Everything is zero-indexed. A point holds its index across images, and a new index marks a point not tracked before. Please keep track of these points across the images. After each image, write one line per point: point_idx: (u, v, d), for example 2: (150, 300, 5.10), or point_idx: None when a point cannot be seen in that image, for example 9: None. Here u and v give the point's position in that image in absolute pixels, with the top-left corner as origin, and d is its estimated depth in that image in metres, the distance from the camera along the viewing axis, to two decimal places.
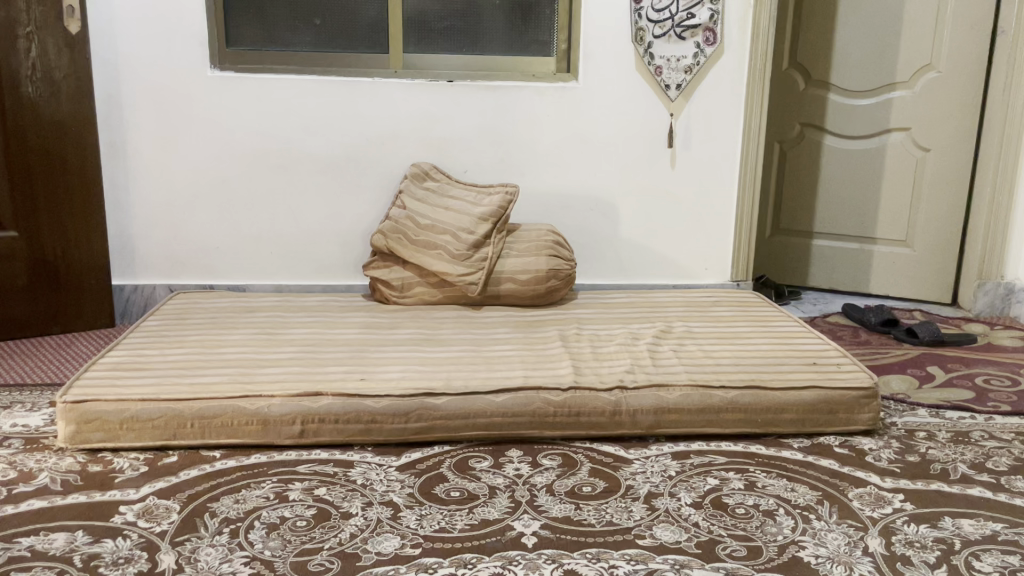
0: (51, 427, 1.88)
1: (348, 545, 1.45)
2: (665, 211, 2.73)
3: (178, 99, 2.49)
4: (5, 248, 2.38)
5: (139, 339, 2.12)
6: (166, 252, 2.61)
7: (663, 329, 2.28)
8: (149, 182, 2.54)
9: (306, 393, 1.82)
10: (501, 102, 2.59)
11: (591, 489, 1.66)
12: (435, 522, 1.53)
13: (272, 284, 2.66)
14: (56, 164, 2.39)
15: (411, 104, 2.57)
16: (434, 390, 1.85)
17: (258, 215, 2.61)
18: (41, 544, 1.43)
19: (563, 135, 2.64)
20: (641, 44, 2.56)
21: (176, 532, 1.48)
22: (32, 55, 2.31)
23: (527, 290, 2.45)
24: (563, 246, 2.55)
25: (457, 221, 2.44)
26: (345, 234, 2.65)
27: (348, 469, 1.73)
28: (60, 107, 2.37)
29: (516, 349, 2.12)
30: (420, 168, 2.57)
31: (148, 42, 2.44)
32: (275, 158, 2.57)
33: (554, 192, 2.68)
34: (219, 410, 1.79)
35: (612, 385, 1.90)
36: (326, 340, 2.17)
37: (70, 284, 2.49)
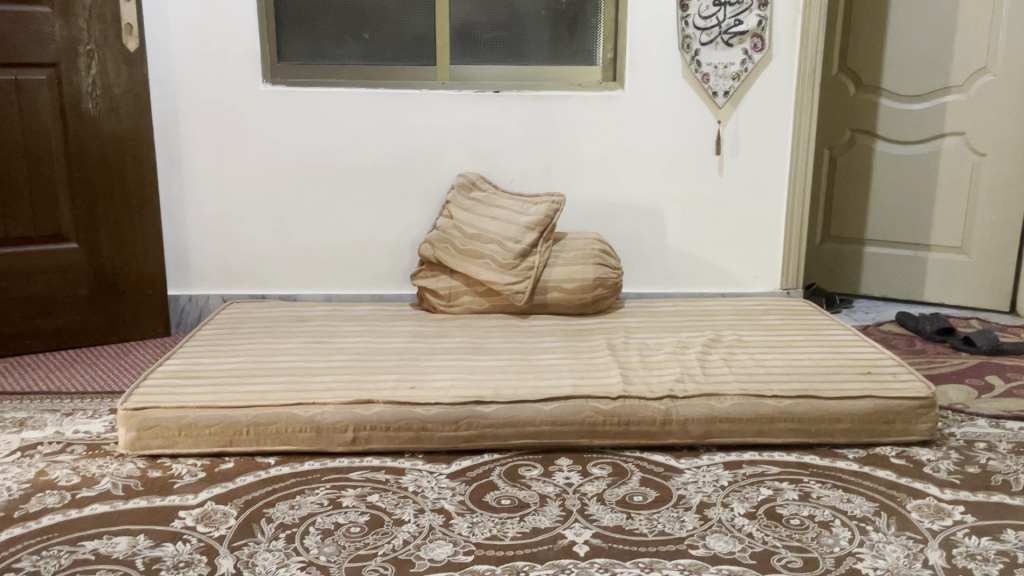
0: (112, 434, 1.93)
1: (401, 551, 1.47)
2: (712, 220, 2.71)
3: (232, 113, 2.55)
4: (67, 260, 2.45)
5: (195, 347, 2.17)
6: (219, 263, 2.66)
7: (713, 338, 2.26)
8: (203, 195, 2.60)
9: (358, 400, 1.85)
10: (547, 111, 2.60)
11: (642, 499, 1.65)
12: (486, 530, 1.54)
13: (322, 293, 2.71)
14: (114, 178, 2.46)
15: (458, 114, 2.59)
16: (484, 398, 1.86)
17: (308, 225, 2.65)
18: (104, 547, 1.47)
19: (609, 144, 2.63)
20: (688, 51, 2.56)
21: (234, 537, 1.51)
22: (92, 73, 2.38)
23: (575, 299, 2.45)
24: (611, 255, 2.54)
25: (505, 229, 2.45)
26: (394, 244, 2.68)
27: (400, 476, 1.75)
28: (119, 123, 2.44)
29: (564, 358, 2.12)
30: (467, 178, 2.59)
31: (204, 59, 2.50)
32: (325, 170, 2.61)
33: (599, 200, 2.67)
34: (273, 417, 1.82)
35: (662, 394, 1.89)
36: (376, 349, 2.19)
37: (127, 295, 2.55)
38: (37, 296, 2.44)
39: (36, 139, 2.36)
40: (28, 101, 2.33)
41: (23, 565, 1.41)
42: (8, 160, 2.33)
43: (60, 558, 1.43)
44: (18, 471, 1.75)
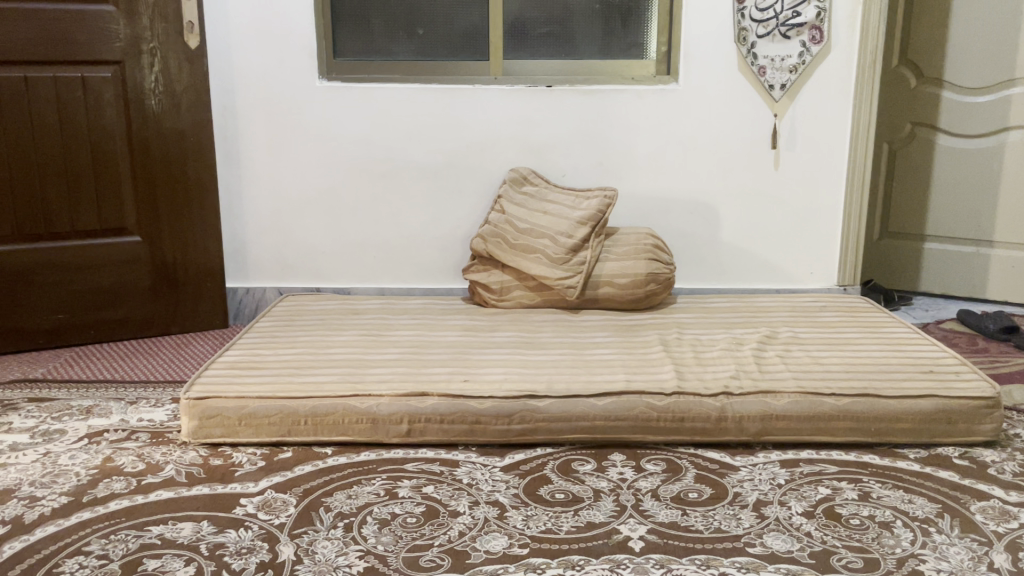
0: (174, 422, 1.98)
1: (457, 543, 1.48)
2: (766, 215, 2.67)
3: (290, 109, 2.59)
4: (130, 253, 2.52)
5: (253, 339, 2.21)
6: (276, 257, 2.71)
7: (768, 334, 2.23)
8: (261, 190, 2.65)
9: (413, 392, 1.87)
10: (601, 105, 2.59)
11: (697, 495, 1.64)
12: (541, 523, 1.55)
13: (376, 287, 2.74)
14: (176, 173, 2.52)
15: (511, 109, 2.60)
16: (537, 392, 1.87)
17: (363, 220, 2.68)
18: (170, 532, 1.51)
19: (663, 138, 2.62)
20: (744, 44, 2.53)
21: (294, 525, 1.54)
22: (155, 70, 2.44)
23: (627, 294, 2.44)
24: (664, 250, 2.52)
25: (556, 225, 2.45)
26: (446, 239, 2.70)
27: (454, 468, 1.77)
28: (180, 119, 2.50)
29: (617, 353, 2.11)
30: (519, 173, 2.59)
31: (262, 55, 2.55)
32: (379, 166, 2.64)
33: (652, 195, 2.66)
34: (330, 408, 1.85)
35: (717, 391, 1.87)
36: (429, 342, 2.21)
37: (187, 288, 2.61)
38: (101, 287, 2.51)
39: (101, 135, 2.42)
40: (93, 98, 2.39)
41: (92, 548, 1.46)
42: (75, 156, 2.40)
43: (128, 542, 1.48)
44: (86, 457, 1.80)
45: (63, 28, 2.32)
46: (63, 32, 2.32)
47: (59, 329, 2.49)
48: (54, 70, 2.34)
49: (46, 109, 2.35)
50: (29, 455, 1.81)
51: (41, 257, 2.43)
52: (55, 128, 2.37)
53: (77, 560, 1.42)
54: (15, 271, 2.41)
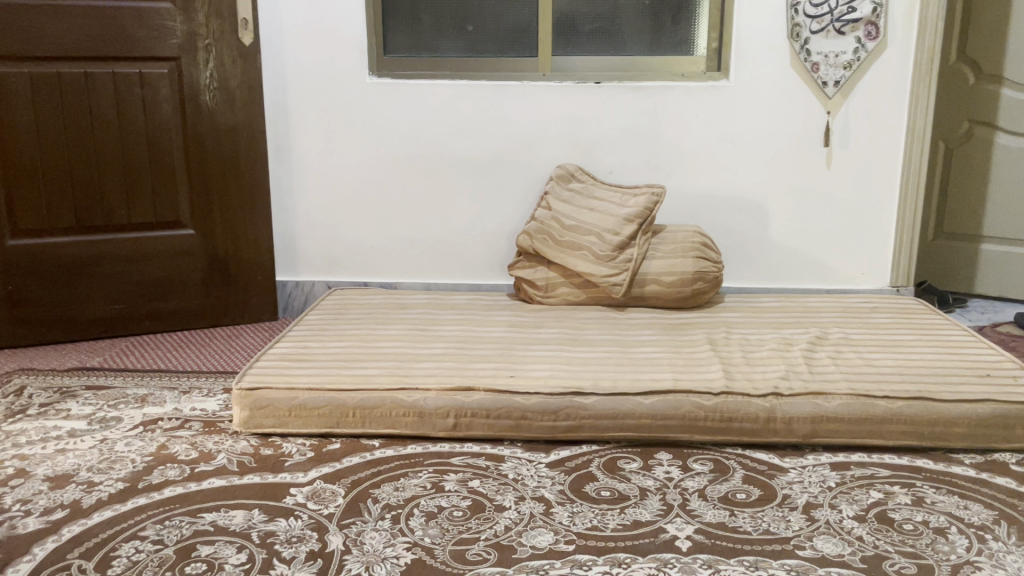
0: (226, 412, 2.02)
1: (504, 537, 1.49)
2: (818, 214, 2.63)
3: (340, 104, 2.62)
4: (183, 246, 2.57)
5: (302, 332, 2.24)
6: (325, 251, 2.75)
7: (818, 335, 2.20)
8: (311, 185, 2.69)
9: (459, 387, 1.88)
10: (650, 102, 2.57)
11: (745, 496, 1.63)
12: (587, 520, 1.54)
13: (422, 282, 2.76)
14: (229, 168, 2.57)
15: (559, 105, 2.59)
16: (583, 389, 1.86)
17: (410, 215, 2.70)
18: (222, 519, 1.54)
19: (712, 135, 2.59)
20: (798, 40, 2.49)
21: (342, 515, 1.56)
22: (210, 66, 2.48)
23: (674, 292, 2.42)
24: (712, 248, 2.50)
25: (603, 222, 2.45)
26: (492, 235, 2.71)
27: (499, 463, 1.77)
28: (234, 114, 2.54)
29: (664, 352, 2.10)
30: (566, 169, 2.59)
31: (313, 52, 2.58)
32: (427, 161, 2.66)
33: (700, 192, 2.63)
34: (378, 401, 1.87)
35: (766, 391, 1.85)
36: (475, 337, 2.22)
37: (238, 281, 2.66)
38: (156, 279, 2.57)
39: (157, 130, 2.47)
40: (150, 94, 2.44)
41: (148, 533, 1.49)
42: (132, 150, 2.46)
43: (182, 528, 1.51)
44: (141, 444, 1.85)
45: (121, 25, 2.37)
46: (122, 28, 2.37)
47: (115, 320, 2.56)
48: (112, 66, 2.40)
49: (105, 104, 2.41)
50: (87, 441, 1.86)
51: (99, 249, 2.49)
52: (113, 123, 2.43)
53: (133, 544, 1.46)
54: (74, 261, 2.47)
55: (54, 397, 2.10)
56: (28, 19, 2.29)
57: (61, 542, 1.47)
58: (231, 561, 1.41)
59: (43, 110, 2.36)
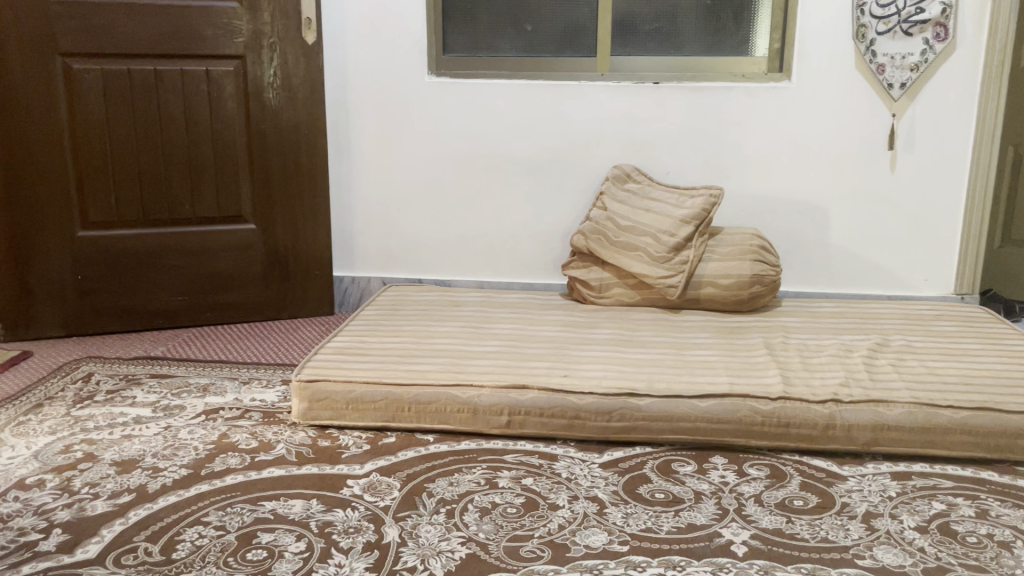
0: (284, 403, 2.06)
1: (558, 535, 1.49)
2: (879, 218, 2.58)
3: (398, 102, 2.65)
4: (245, 240, 2.63)
5: (359, 326, 2.28)
6: (381, 247, 2.79)
7: (879, 342, 2.15)
8: (369, 182, 2.73)
9: (514, 385, 1.89)
10: (709, 103, 2.55)
11: (802, 503, 1.60)
12: (641, 522, 1.54)
13: (476, 280, 2.78)
14: (290, 165, 2.61)
15: (616, 106, 2.59)
16: (638, 391, 1.86)
17: (466, 213, 2.72)
18: (282, 508, 1.57)
19: (772, 137, 2.56)
20: (863, 41, 2.44)
21: (398, 508, 1.58)
22: (274, 65, 2.53)
23: (730, 295, 2.40)
24: (770, 251, 2.46)
25: (659, 223, 2.43)
26: (547, 234, 2.71)
27: (553, 462, 1.78)
28: (297, 111, 2.58)
29: (719, 355, 2.08)
30: (622, 170, 2.58)
31: (374, 51, 2.62)
32: (483, 160, 2.67)
33: (759, 194, 2.60)
34: (433, 396, 1.89)
35: (825, 398, 1.82)
36: (529, 336, 2.23)
37: (297, 275, 2.71)
38: (218, 272, 2.63)
39: (222, 126, 2.53)
40: (215, 91, 2.50)
41: (211, 519, 1.53)
42: (197, 146, 2.52)
43: (243, 515, 1.54)
44: (204, 432, 1.90)
45: (190, 23, 2.43)
46: (189, 27, 2.43)
47: (179, 311, 2.63)
48: (180, 63, 2.46)
49: (173, 101, 2.47)
50: (152, 427, 1.91)
51: (165, 242, 2.56)
52: (180, 120, 2.49)
53: (196, 529, 1.50)
54: (140, 253, 2.55)
55: (120, 385, 2.17)
56: (102, 17, 2.36)
57: (128, 525, 1.51)
58: (290, 549, 1.44)
59: (115, 106, 2.43)
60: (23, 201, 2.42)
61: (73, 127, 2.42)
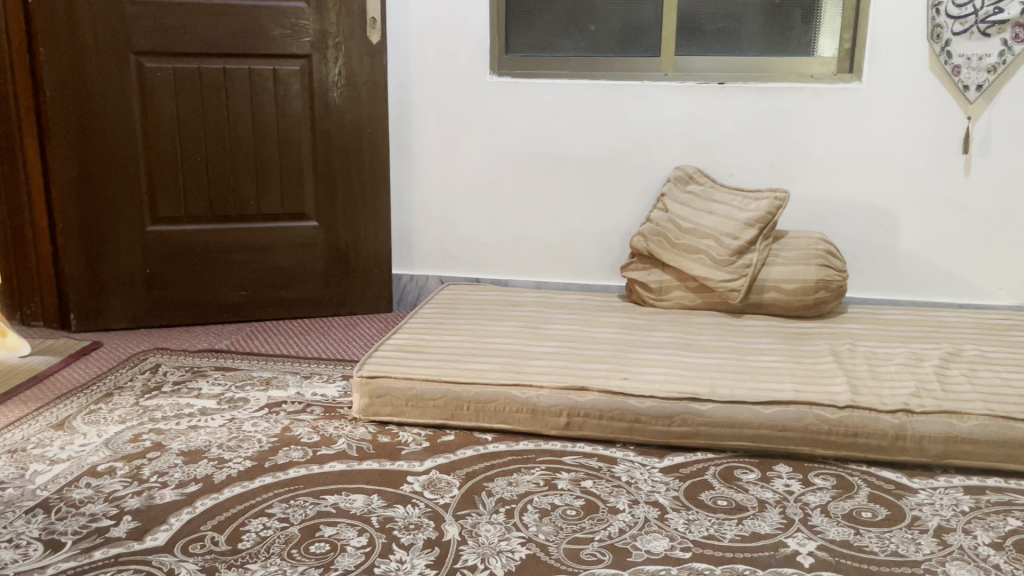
0: (345, 399, 2.09)
1: (618, 539, 1.48)
2: (951, 224, 2.51)
3: (461, 102, 2.66)
4: (307, 237, 2.67)
5: (419, 324, 2.29)
6: (440, 246, 2.80)
7: (951, 351, 2.09)
8: (430, 182, 2.74)
9: (574, 386, 1.88)
10: (776, 104, 2.51)
11: (871, 515, 1.56)
12: (704, 528, 1.51)
13: (534, 280, 2.78)
14: (353, 163, 2.64)
15: (679, 106, 2.56)
16: (700, 395, 1.83)
17: (525, 213, 2.72)
18: (344, 502, 1.59)
19: (840, 140, 2.50)
20: (938, 41, 2.37)
21: (458, 506, 1.58)
22: (339, 64, 2.56)
23: (794, 300, 2.35)
24: (836, 256, 2.41)
25: (722, 226, 2.39)
26: (606, 235, 2.69)
27: (613, 465, 1.76)
28: (360, 110, 2.60)
29: (784, 361, 2.04)
30: (684, 172, 2.55)
31: (437, 51, 2.63)
32: (544, 161, 2.67)
33: (824, 198, 2.55)
34: (492, 395, 1.89)
35: (895, 408, 1.77)
36: (588, 337, 2.22)
37: (357, 272, 2.74)
38: (280, 268, 2.67)
39: (287, 124, 2.57)
40: (282, 90, 2.55)
41: (275, 511, 1.55)
42: (264, 143, 2.57)
43: (306, 509, 1.56)
44: (267, 425, 1.93)
45: (259, 23, 2.47)
46: (259, 27, 2.48)
47: (242, 305, 2.68)
48: (249, 62, 2.51)
49: (242, 99, 2.52)
50: (217, 419, 1.95)
51: (230, 237, 2.61)
52: (248, 118, 2.54)
53: (261, 521, 1.52)
54: (206, 249, 2.60)
55: (186, 376, 2.22)
56: (174, 17, 2.42)
57: (195, 514, 1.54)
58: (352, 543, 1.46)
59: (185, 104, 2.49)
60: (96, 195, 2.49)
61: (145, 124, 2.49)
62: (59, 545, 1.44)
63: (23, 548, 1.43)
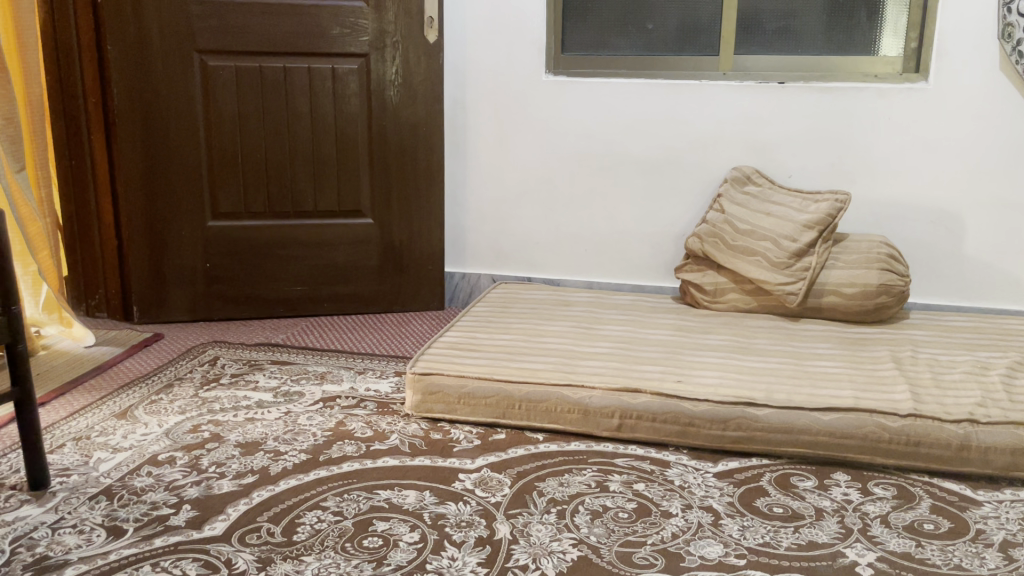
0: (397, 395, 2.10)
1: (671, 544, 1.46)
2: (1020, 228, 2.42)
3: (516, 101, 2.66)
4: (362, 234, 2.70)
5: (471, 322, 2.30)
6: (493, 245, 2.81)
7: (1019, 360, 2.02)
8: (484, 180, 2.75)
9: (627, 388, 1.86)
10: (837, 104, 2.45)
11: (933, 527, 1.52)
12: (759, 536, 1.49)
13: (586, 280, 2.77)
14: (408, 160, 2.66)
15: (738, 106, 2.52)
16: (756, 400, 1.80)
17: (578, 213, 2.71)
18: (396, 497, 1.60)
19: (905, 140, 2.44)
20: (1009, 41, 2.28)
21: (509, 505, 1.58)
22: (396, 64, 2.58)
23: (854, 305, 2.29)
24: (899, 260, 2.34)
25: (780, 227, 2.35)
26: (660, 235, 2.67)
27: (665, 469, 1.74)
28: (416, 109, 2.62)
29: (842, 367, 1.99)
30: (742, 172, 2.51)
31: (494, 49, 2.63)
32: (598, 160, 2.65)
33: (886, 201, 2.49)
34: (544, 395, 1.89)
35: (960, 417, 1.72)
36: (642, 338, 2.20)
37: (410, 270, 2.76)
38: (336, 264, 2.71)
39: (345, 123, 2.61)
40: (340, 89, 2.58)
41: (329, 504, 1.57)
42: (321, 140, 2.60)
43: (359, 503, 1.58)
44: (322, 419, 1.95)
45: (318, 23, 2.51)
46: (318, 26, 2.51)
47: (298, 300, 2.72)
48: (309, 61, 2.54)
49: (301, 98, 2.56)
50: (274, 412, 1.98)
51: (287, 233, 2.65)
52: (306, 117, 2.58)
53: (316, 513, 1.54)
54: (264, 244, 2.65)
55: (244, 369, 2.26)
56: (237, 16, 2.46)
57: (251, 505, 1.57)
58: (404, 538, 1.47)
59: (246, 102, 2.54)
60: (160, 191, 2.56)
61: (207, 122, 2.54)
62: (121, 531, 1.48)
63: (87, 534, 1.47)
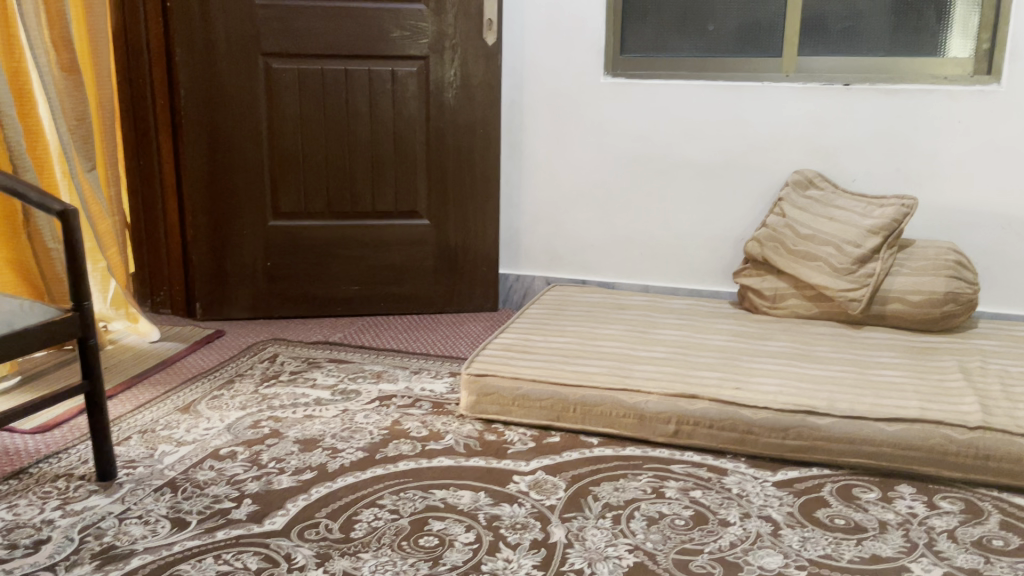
0: (452, 395, 2.11)
1: (729, 553, 1.44)
2: None
3: (574, 104, 2.65)
4: (418, 236, 2.72)
5: (526, 324, 2.30)
6: (547, 247, 2.81)
7: None
8: (540, 183, 2.75)
9: (683, 393, 1.84)
10: (904, 107, 2.39)
11: (1003, 544, 1.46)
12: (820, 547, 1.46)
13: (641, 284, 2.74)
14: (464, 162, 2.67)
15: (800, 108, 2.47)
16: (818, 408, 1.76)
17: (634, 215, 2.69)
18: (452, 497, 1.61)
19: (974, 144, 2.36)
20: None
21: (564, 508, 1.57)
22: (455, 66, 2.59)
23: (919, 313, 2.23)
24: (967, 268, 2.28)
25: (843, 232, 2.30)
26: (718, 240, 2.63)
27: (722, 476, 1.72)
28: (474, 110, 2.63)
29: (907, 376, 1.94)
30: (804, 176, 2.47)
31: (552, 51, 2.63)
32: (656, 162, 2.63)
33: (954, 206, 2.42)
34: (599, 399, 1.88)
35: None
36: (698, 343, 2.17)
37: (465, 271, 2.77)
38: (393, 264, 2.74)
39: (404, 124, 2.63)
40: (399, 91, 2.60)
41: (385, 502, 1.59)
42: (380, 142, 2.63)
43: (415, 502, 1.59)
44: (378, 418, 1.97)
45: (379, 25, 2.54)
46: (379, 30, 2.54)
47: (354, 300, 2.75)
48: (370, 64, 2.58)
49: (362, 100, 2.60)
50: (331, 410, 2.01)
51: (345, 234, 2.69)
52: (366, 117, 2.61)
53: (373, 511, 1.56)
54: (323, 244, 2.69)
55: (302, 366, 2.30)
56: (299, 20, 2.51)
57: (310, 501, 1.59)
58: (460, 538, 1.47)
59: (308, 105, 2.58)
60: (223, 191, 2.61)
61: (270, 122, 2.59)
62: (185, 523, 1.51)
63: (152, 525, 1.51)
